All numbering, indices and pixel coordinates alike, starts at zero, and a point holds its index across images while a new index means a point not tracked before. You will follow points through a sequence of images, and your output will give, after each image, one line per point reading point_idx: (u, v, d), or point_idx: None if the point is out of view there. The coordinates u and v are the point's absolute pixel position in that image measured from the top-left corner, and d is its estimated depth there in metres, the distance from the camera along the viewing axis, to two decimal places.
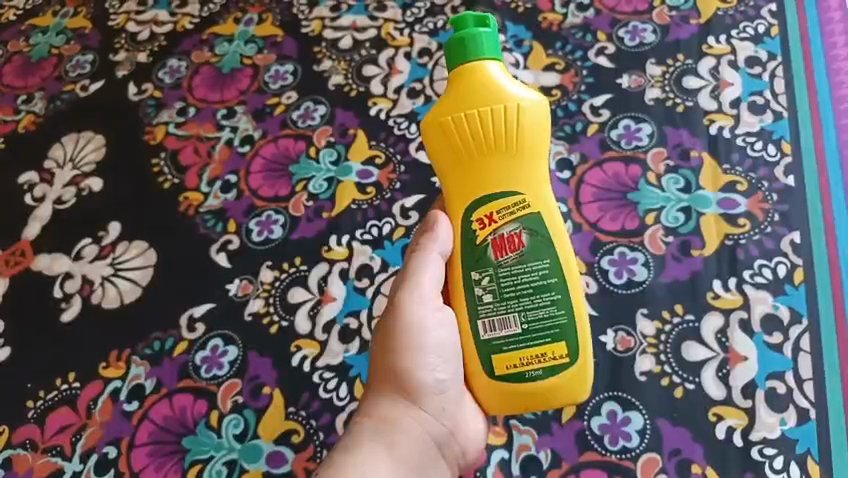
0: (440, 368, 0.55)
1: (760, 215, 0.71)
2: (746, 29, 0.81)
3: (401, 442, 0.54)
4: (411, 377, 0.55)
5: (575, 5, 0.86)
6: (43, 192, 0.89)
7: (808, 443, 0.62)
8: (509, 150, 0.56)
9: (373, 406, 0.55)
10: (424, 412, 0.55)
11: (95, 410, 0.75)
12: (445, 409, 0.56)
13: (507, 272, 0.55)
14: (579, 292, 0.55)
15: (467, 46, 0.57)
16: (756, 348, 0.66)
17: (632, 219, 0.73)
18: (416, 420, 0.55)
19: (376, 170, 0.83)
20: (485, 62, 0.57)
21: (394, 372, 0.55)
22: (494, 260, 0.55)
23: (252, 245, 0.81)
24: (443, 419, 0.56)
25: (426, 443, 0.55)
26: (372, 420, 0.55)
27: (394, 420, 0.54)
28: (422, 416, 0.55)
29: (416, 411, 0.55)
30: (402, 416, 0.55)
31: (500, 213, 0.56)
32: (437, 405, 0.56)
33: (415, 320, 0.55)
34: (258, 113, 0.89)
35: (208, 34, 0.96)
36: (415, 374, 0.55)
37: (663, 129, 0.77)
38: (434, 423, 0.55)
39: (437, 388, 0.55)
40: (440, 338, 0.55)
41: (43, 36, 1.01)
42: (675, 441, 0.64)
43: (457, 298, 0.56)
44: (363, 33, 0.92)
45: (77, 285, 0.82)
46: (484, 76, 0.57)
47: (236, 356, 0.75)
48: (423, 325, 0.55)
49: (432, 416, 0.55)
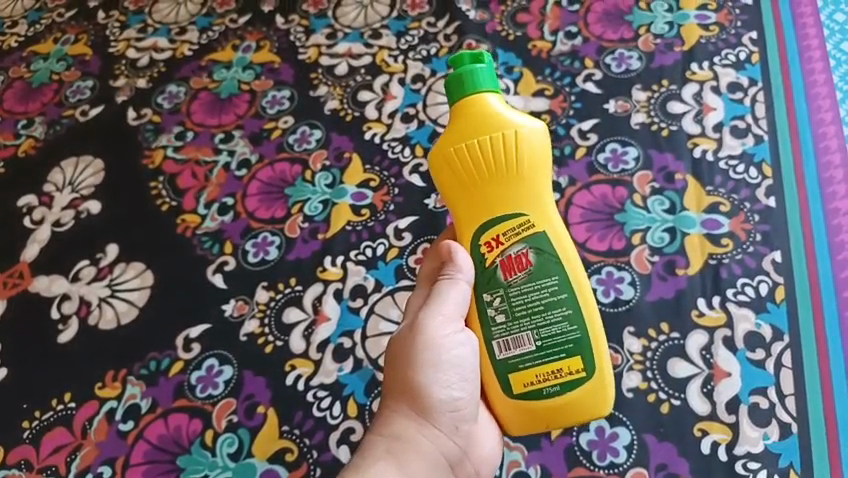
0: (456, 386, 0.55)
1: (743, 235, 0.73)
2: (728, 56, 0.84)
3: (413, 460, 0.53)
4: (425, 394, 0.54)
5: (563, 33, 0.90)
6: (42, 214, 0.90)
7: (791, 457, 0.63)
8: (511, 176, 0.55)
9: (385, 424, 0.55)
10: (437, 430, 0.55)
11: (90, 430, 0.76)
12: (457, 427, 0.56)
13: (517, 291, 0.54)
14: (590, 303, 0.55)
15: (465, 80, 0.57)
16: (740, 364, 0.67)
17: (619, 240, 0.75)
18: (429, 438, 0.54)
19: (371, 193, 0.85)
20: (484, 93, 0.57)
21: (408, 389, 0.54)
22: (504, 280, 0.55)
23: (248, 266, 0.82)
24: (454, 437, 0.55)
25: (439, 461, 0.54)
26: (384, 437, 0.54)
27: (406, 437, 0.54)
28: (435, 434, 0.54)
29: (429, 429, 0.54)
30: (414, 433, 0.54)
31: (506, 235, 0.55)
32: (449, 423, 0.55)
33: (433, 338, 0.55)
34: (255, 137, 0.91)
35: (207, 60, 0.99)
36: (430, 392, 0.54)
37: (648, 152, 0.79)
38: (447, 441, 0.55)
39: (451, 406, 0.55)
40: (457, 356, 0.55)
41: (44, 63, 1.04)
42: (661, 457, 0.65)
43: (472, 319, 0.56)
44: (358, 60, 0.94)
45: (74, 306, 0.83)
46: (483, 108, 0.56)
47: (231, 375, 0.77)
48: (440, 343, 0.55)
49: (444, 434, 0.55)
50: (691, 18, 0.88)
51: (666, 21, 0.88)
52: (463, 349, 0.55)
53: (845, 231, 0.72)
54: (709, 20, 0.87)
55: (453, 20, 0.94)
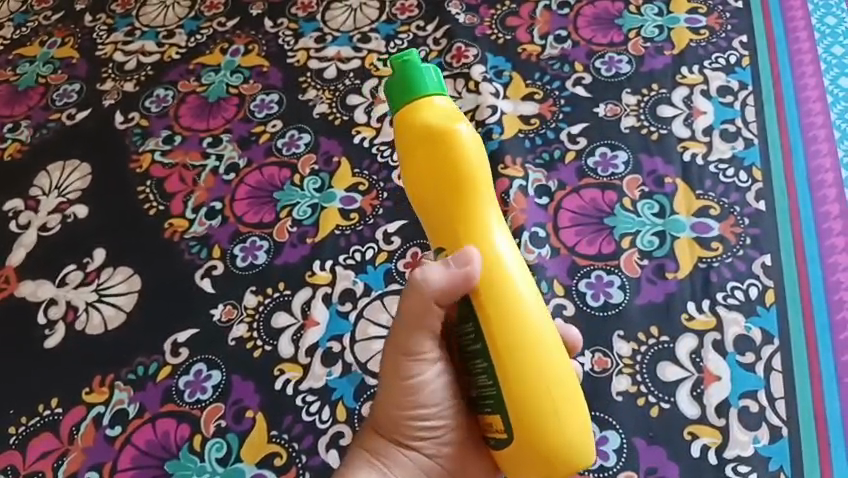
0: (433, 414, 0.53)
1: (733, 238, 0.73)
2: (718, 59, 0.84)
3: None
4: (403, 421, 0.53)
5: (552, 38, 0.90)
6: (28, 219, 0.89)
7: (781, 460, 0.63)
8: (440, 189, 0.48)
9: (367, 440, 0.55)
10: (419, 451, 0.54)
11: (77, 435, 0.75)
12: (440, 450, 0.54)
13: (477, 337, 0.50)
14: (505, 356, 0.46)
15: (413, 80, 0.47)
16: (730, 367, 0.67)
17: (608, 244, 0.75)
18: (410, 459, 0.54)
19: (360, 197, 0.84)
20: (430, 96, 0.47)
21: (386, 414, 0.54)
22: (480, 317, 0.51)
23: (237, 271, 0.82)
24: (439, 458, 0.55)
25: None
26: (366, 453, 0.54)
27: (387, 455, 0.54)
28: (417, 455, 0.54)
29: (410, 451, 0.54)
30: (395, 453, 0.54)
31: None
32: (433, 447, 0.54)
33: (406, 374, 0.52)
34: (243, 141, 0.91)
35: (194, 64, 0.98)
36: (407, 419, 0.53)
37: (638, 156, 0.79)
38: (430, 462, 0.54)
39: (432, 430, 0.54)
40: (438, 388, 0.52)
41: (30, 66, 1.03)
42: (652, 460, 0.64)
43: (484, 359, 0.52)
44: (348, 64, 0.94)
45: (61, 311, 0.82)
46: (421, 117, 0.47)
47: (219, 380, 0.76)
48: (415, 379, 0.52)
49: (426, 456, 0.54)
50: (680, 22, 0.88)
51: (656, 25, 0.89)
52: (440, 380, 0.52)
53: (835, 235, 0.72)
54: (699, 24, 0.88)
55: (442, 24, 0.94)
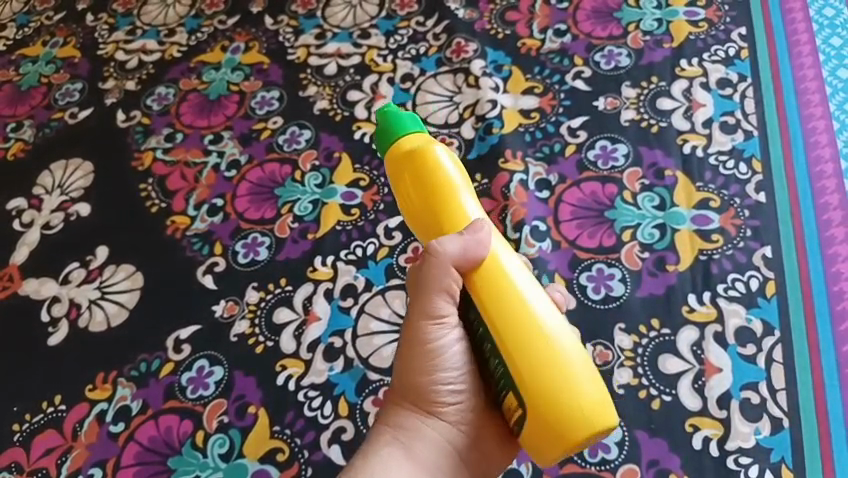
0: (458, 379, 0.54)
1: (733, 230, 0.73)
2: (717, 52, 0.84)
3: (419, 448, 0.53)
4: (428, 389, 0.54)
5: (552, 32, 0.90)
6: (31, 217, 0.90)
7: (783, 451, 0.63)
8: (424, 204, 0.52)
9: (390, 414, 0.55)
10: (442, 420, 0.54)
11: (80, 433, 0.75)
12: (463, 417, 0.55)
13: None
14: (503, 324, 0.48)
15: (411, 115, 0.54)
16: (731, 359, 0.67)
17: (609, 237, 0.75)
18: (435, 429, 0.54)
19: (360, 192, 0.84)
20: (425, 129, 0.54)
21: (409, 384, 0.54)
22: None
23: (238, 267, 0.82)
24: (460, 426, 0.55)
25: (444, 450, 0.54)
26: (390, 428, 0.54)
27: (411, 426, 0.54)
28: (441, 424, 0.54)
29: (435, 420, 0.54)
30: (420, 423, 0.54)
31: None
32: (455, 414, 0.55)
33: (431, 340, 0.53)
34: (244, 138, 0.91)
35: (195, 62, 0.99)
36: (432, 385, 0.54)
37: (638, 149, 0.79)
38: (454, 430, 0.55)
39: (453, 397, 0.54)
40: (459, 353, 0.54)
41: (33, 66, 1.03)
42: (653, 452, 0.64)
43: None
44: (347, 60, 0.94)
45: (64, 309, 0.83)
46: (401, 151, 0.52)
47: (221, 376, 0.76)
48: (439, 344, 0.53)
49: (450, 424, 0.55)
50: (680, 15, 0.88)
51: (655, 18, 0.88)
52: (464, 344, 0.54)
53: (835, 225, 0.72)
54: (698, 17, 0.87)
55: (441, 19, 0.94)
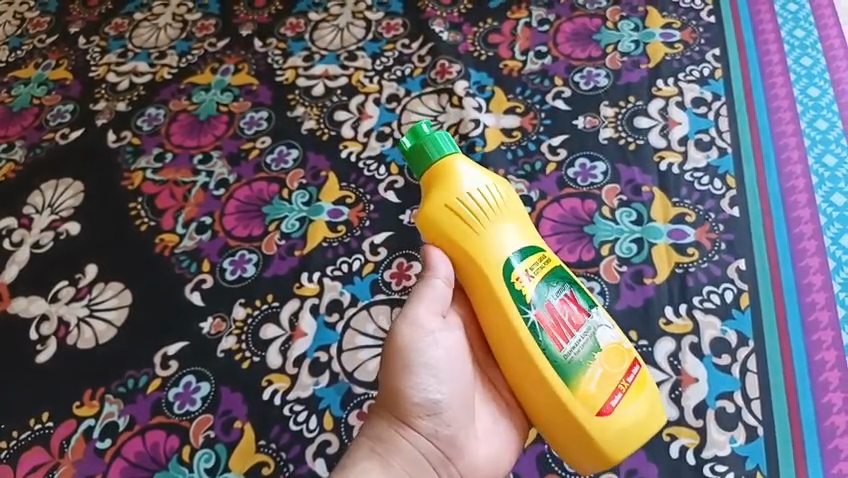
0: (431, 388, 0.55)
1: (708, 244, 0.75)
2: (692, 72, 0.87)
3: (393, 459, 0.55)
4: (400, 397, 0.55)
5: (533, 53, 0.93)
6: (21, 236, 0.91)
7: (757, 459, 0.64)
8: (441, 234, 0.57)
9: (371, 424, 0.56)
10: (417, 432, 0.55)
11: (67, 449, 0.76)
12: (438, 431, 0.55)
13: (575, 355, 0.53)
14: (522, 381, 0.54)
15: (429, 146, 0.57)
16: (707, 369, 0.68)
17: (588, 251, 0.76)
18: (409, 440, 0.55)
19: (347, 209, 0.86)
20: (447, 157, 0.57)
21: (388, 392, 0.55)
22: (584, 330, 0.54)
23: (226, 284, 0.83)
24: (436, 439, 0.55)
25: (419, 461, 0.55)
26: (368, 437, 0.56)
27: (388, 438, 0.55)
28: (414, 436, 0.55)
29: (409, 433, 0.55)
30: (394, 434, 0.55)
31: (533, 270, 0.55)
32: (429, 425, 0.55)
33: (408, 343, 0.55)
34: (233, 158, 0.93)
35: (186, 83, 1.01)
36: (406, 393, 0.54)
37: (616, 166, 0.81)
38: (429, 443, 0.55)
39: (426, 409, 0.55)
40: (433, 359, 0.55)
41: (25, 87, 1.05)
42: (632, 461, 0.65)
43: (613, 363, 0.54)
44: (335, 81, 0.96)
45: (52, 327, 0.83)
46: (435, 172, 0.57)
47: (208, 391, 0.77)
48: (415, 348, 0.55)
49: (425, 437, 0.55)
50: (656, 37, 0.91)
51: (633, 40, 0.91)
52: (439, 351, 0.55)
53: (806, 239, 0.74)
54: (674, 38, 0.90)
55: (426, 41, 0.97)
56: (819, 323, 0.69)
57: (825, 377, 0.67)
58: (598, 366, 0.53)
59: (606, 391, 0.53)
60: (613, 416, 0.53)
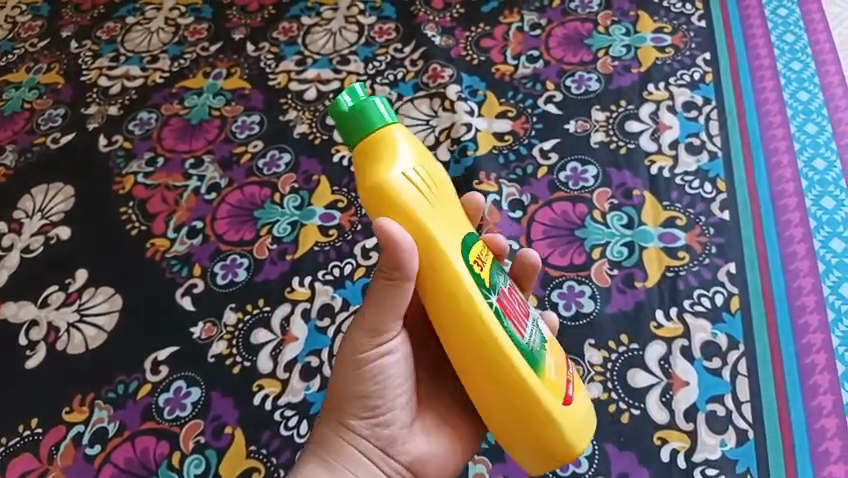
0: (373, 395, 0.53)
1: (699, 247, 0.75)
2: (683, 76, 0.87)
3: (336, 463, 0.53)
4: (344, 400, 0.53)
5: (525, 57, 0.93)
6: (12, 241, 0.91)
7: (748, 462, 0.64)
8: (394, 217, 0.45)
9: (318, 425, 0.55)
10: (357, 436, 0.53)
11: (56, 455, 0.75)
12: (378, 433, 0.54)
13: (532, 343, 0.49)
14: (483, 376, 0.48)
15: (358, 115, 0.46)
16: (697, 373, 0.68)
17: (579, 255, 0.76)
18: (350, 443, 0.53)
19: (338, 213, 0.86)
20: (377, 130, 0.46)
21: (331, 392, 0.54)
22: (531, 321, 0.51)
23: (217, 288, 0.83)
24: (377, 440, 0.54)
25: (361, 464, 0.54)
26: (312, 440, 0.55)
27: (330, 441, 0.54)
28: (355, 439, 0.53)
29: (351, 435, 0.53)
30: (336, 437, 0.54)
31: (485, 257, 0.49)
32: (368, 428, 0.54)
33: (355, 351, 0.52)
34: (225, 162, 0.92)
35: (178, 87, 1.00)
36: (348, 397, 0.53)
37: (607, 170, 0.81)
38: (371, 445, 0.54)
39: (367, 410, 0.53)
40: (381, 368, 0.52)
41: (17, 92, 1.05)
42: (623, 465, 0.65)
43: (556, 354, 0.52)
44: (327, 85, 0.96)
45: (42, 332, 0.83)
46: (379, 145, 0.46)
47: (198, 396, 0.77)
48: (362, 356, 0.52)
49: (366, 439, 0.54)
50: (647, 41, 0.91)
51: (624, 44, 0.91)
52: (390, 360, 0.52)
53: (796, 242, 0.74)
54: (665, 42, 0.90)
55: (418, 46, 0.97)
56: (809, 326, 0.69)
57: (814, 380, 0.67)
58: (548, 354, 0.50)
59: (560, 381, 0.50)
60: (569, 406, 0.50)
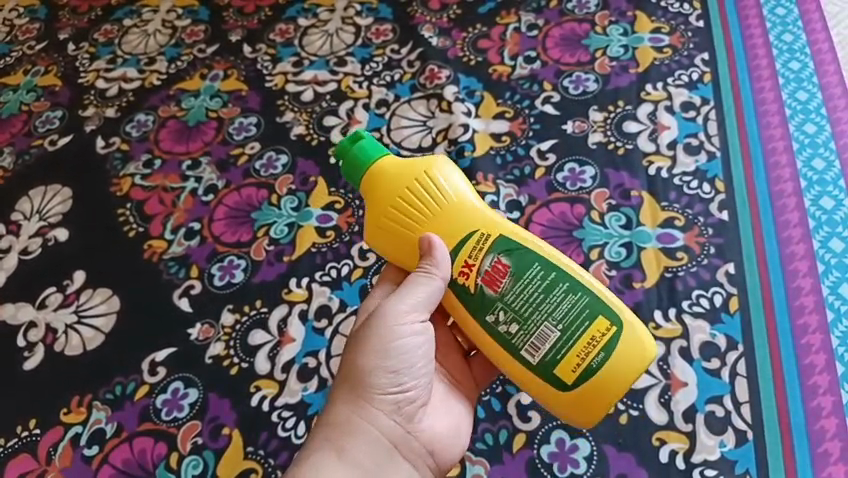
0: (398, 370, 0.55)
1: (697, 248, 0.75)
2: (681, 76, 0.87)
3: (355, 442, 0.54)
4: (366, 376, 0.55)
5: (522, 58, 0.93)
6: (9, 243, 0.90)
7: (747, 463, 0.64)
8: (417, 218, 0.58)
9: (331, 406, 0.56)
10: (378, 412, 0.55)
11: (55, 456, 0.75)
12: (400, 409, 0.56)
13: None
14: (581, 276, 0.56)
15: (364, 151, 0.59)
16: (696, 374, 0.68)
17: (577, 256, 0.76)
18: (370, 419, 0.55)
19: (336, 215, 0.86)
20: (377, 160, 0.59)
21: (350, 370, 0.55)
22: None
23: (214, 290, 0.83)
24: (396, 416, 0.55)
25: (380, 442, 0.54)
26: (326, 423, 0.55)
27: (348, 419, 0.55)
28: (376, 416, 0.55)
29: (370, 411, 0.55)
30: (354, 416, 0.54)
31: (471, 257, 0.56)
32: (391, 404, 0.55)
33: (384, 326, 0.55)
34: (222, 164, 0.92)
35: (175, 89, 1.00)
36: (373, 372, 0.55)
37: (604, 171, 0.81)
38: (391, 422, 0.55)
39: (394, 385, 0.55)
40: (407, 343, 0.55)
41: (14, 94, 1.04)
42: (621, 466, 0.65)
43: None
44: (324, 87, 0.96)
45: (40, 334, 0.83)
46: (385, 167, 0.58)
47: (196, 398, 0.76)
48: (391, 331, 0.55)
49: (387, 415, 0.55)
50: (645, 41, 0.91)
51: (621, 45, 0.91)
52: (419, 338, 0.56)
53: (795, 242, 0.74)
54: (663, 43, 0.90)
55: (415, 47, 0.97)
56: (809, 327, 0.69)
57: (814, 381, 0.66)
58: None
59: None
60: None
